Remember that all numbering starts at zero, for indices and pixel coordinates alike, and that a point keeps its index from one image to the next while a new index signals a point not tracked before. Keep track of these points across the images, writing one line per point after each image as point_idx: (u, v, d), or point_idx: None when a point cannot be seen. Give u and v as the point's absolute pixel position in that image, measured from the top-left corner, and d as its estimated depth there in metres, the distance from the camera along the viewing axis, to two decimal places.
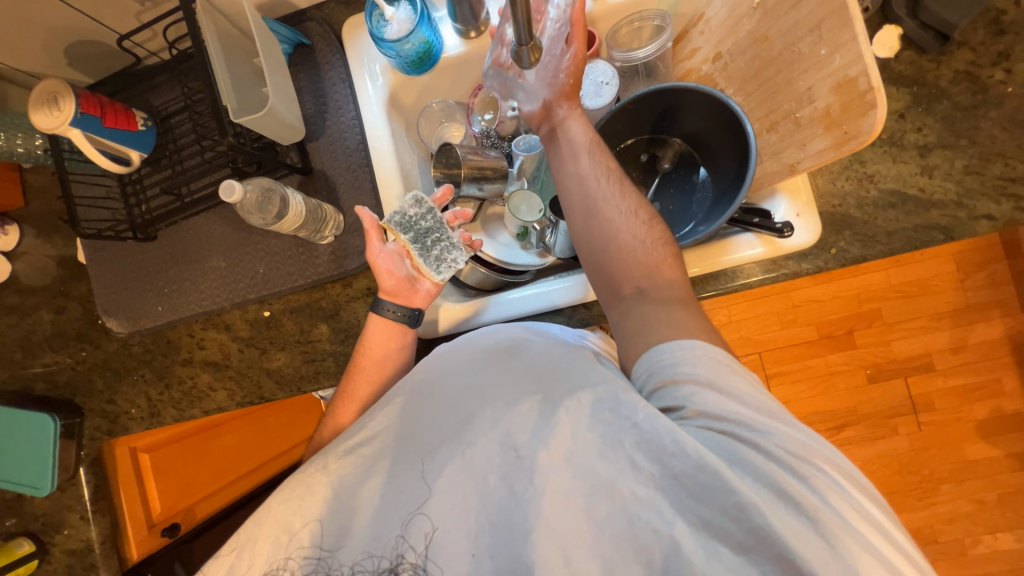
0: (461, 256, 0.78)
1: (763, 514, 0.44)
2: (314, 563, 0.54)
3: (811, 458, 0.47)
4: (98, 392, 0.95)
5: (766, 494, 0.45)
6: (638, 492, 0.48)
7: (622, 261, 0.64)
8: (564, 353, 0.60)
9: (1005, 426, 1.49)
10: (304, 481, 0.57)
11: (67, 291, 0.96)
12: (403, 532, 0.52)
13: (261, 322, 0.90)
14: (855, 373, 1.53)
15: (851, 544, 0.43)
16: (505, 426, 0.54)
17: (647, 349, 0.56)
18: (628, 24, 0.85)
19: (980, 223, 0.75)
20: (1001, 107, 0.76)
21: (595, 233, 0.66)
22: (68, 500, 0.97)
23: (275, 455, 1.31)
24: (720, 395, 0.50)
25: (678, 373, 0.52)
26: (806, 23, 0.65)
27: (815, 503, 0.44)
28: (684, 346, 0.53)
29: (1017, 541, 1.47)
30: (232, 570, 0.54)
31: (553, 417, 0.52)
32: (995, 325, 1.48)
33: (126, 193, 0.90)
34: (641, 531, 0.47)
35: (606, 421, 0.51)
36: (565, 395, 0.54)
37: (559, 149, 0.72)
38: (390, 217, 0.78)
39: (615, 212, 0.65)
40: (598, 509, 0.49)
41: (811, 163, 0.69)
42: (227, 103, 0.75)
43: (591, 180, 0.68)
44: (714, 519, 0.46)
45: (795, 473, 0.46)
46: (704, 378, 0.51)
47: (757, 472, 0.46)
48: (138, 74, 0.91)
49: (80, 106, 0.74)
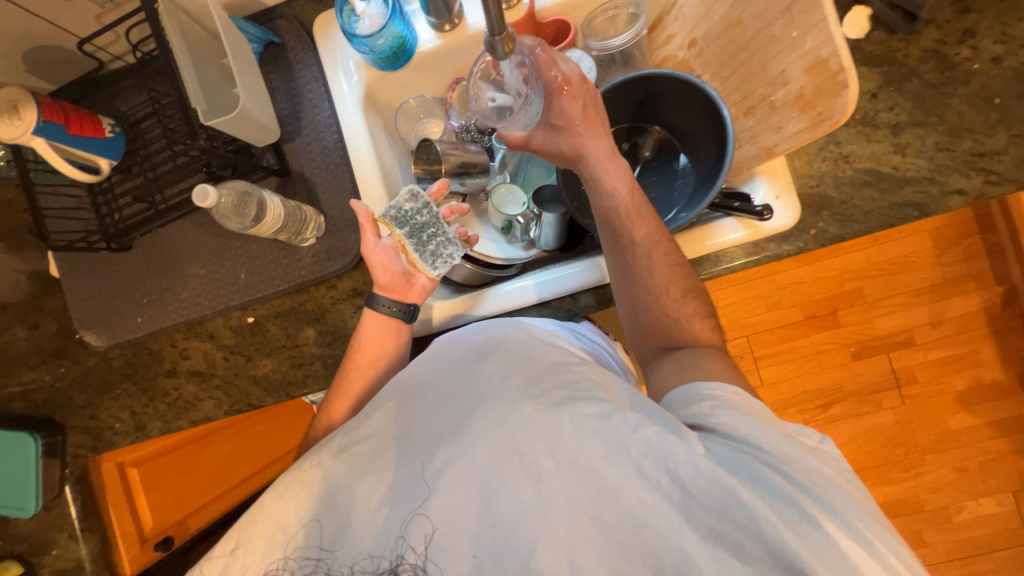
0: (455, 247, 0.77)
1: (776, 527, 0.45)
2: (314, 564, 0.53)
3: (829, 486, 0.49)
4: (80, 408, 0.93)
5: (787, 512, 0.46)
6: (645, 499, 0.48)
7: (650, 330, 0.68)
8: (566, 363, 0.60)
9: (984, 396, 1.53)
10: (297, 477, 0.57)
11: (42, 305, 0.93)
12: (403, 532, 0.52)
13: (246, 328, 0.89)
14: (839, 351, 1.56)
15: (869, 562, 0.45)
16: (508, 429, 0.53)
17: (685, 383, 0.59)
18: (603, 12, 0.84)
19: (953, 198, 0.77)
20: (968, 84, 0.77)
21: (626, 300, 0.70)
22: (54, 521, 0.95)
23: (269, 462, 1.30)
24: (750, 424, 0.52)
25: (713, 402, 0.55)
26: (777, 6, 0.65)
27: (833, 525, 0.46)
28: (723, 385, 0.56)
29: (999, 506, 1.52)
30: (226, 569, 0.54)
31: (559, 423, 0.52)
32: (971, 297, 1.52)
33: (97, 203, 0.87)
34: (649, 538, 0.47)
35: (612, 434, 0.50)
36: (568, 401, 0.53)
37: (600, 209, 0.72)
38: (386, 212, 0.77)
39: (648, 287, 0.67)
40: (604, 515, 0.49)
41: (788, 146, 0.70)
42: (197, 106, 0.73)
43: (622, 249, 0.70)
44: (723, 529, 0.46)
45: (814, 497, 0.48)
46: (738, 411, 0.54)
47: (778, 490, 0.47)
48: (104, 79, 0.88)
49: (42, 113, 0.72)
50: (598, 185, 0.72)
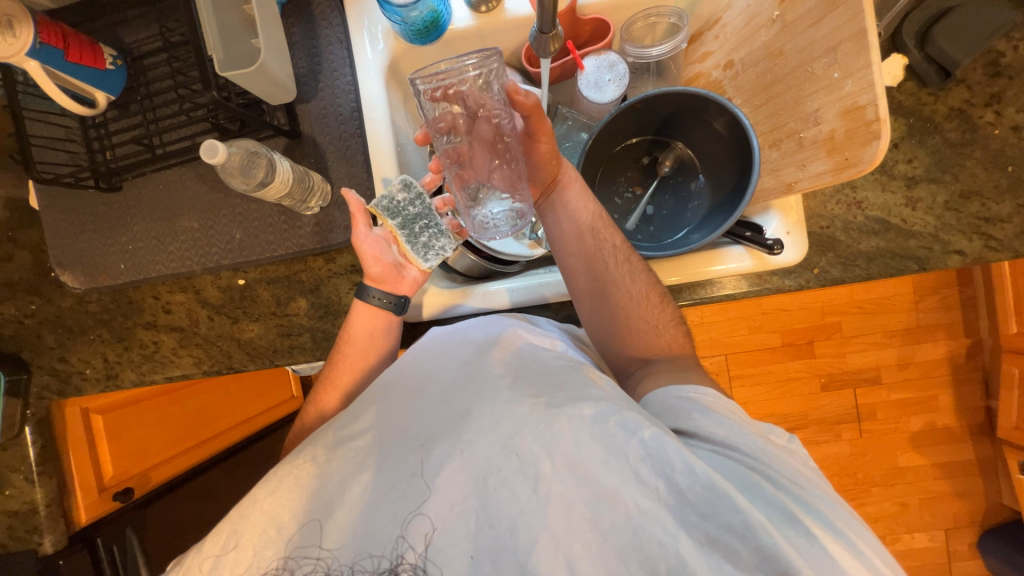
0: (444, 241, 0.76)
1: (771, 533, 0.47)
2: (314, 564, 0.52)
3: (811, 491, 0.52)
4: (49, 348, 0.89)
5: (775, 516, 0.49)
6: (642, 504, 0.49)
7: (632, 342, 0.72)
8: (561, 364, 0.61)
9: (935, 439, 1.62)
10: (291, 473, 0.56)
11: (16, 237, 0.88)
12: (403, 531, 0.51)
13: (235, 290, 0.86)
14: (810, 380, 1.61)
15: (853, 562, 0.48)
16: (505, 428, 0.53)
17: (659, 389, 0.63)
18: (644, 18, 0.82)
19: (952, 257, 0.79)
20: (986, 147, 0.79)
21: (603, 317, 0.72)
22: (9, 460, 0.87)
23: (240, 421, 1.31)
24: (728, 428, 0.56)
25: (692, 405, 0.59)
26: (823, 44, 0.64)
27: (819, 527, 0.49)
28: (697, 389, 0.61)
29: (930, 541, 1.62)
30: (216, 565, 0.53)
31: (555, 422, 0.52)
32: (940, 345, 1.59)
33: (89, 137, 0.82)
34: (647, 543, 0.48)
35: (607, 436, 0.51)
36: (566, 402, 0.54)
37: (563, 228, 0.75)
38: (377, 201, 0.75)
39: (625, 296, 0.71)
40: (602, 519, 0.49)
41: (808, 185, 0.71)
42: (212, 54, 0.69)
43: (598, 257, 0.72)
44: (720, 536, 0.48)
45: (797, 500, 0.51)
46: (715, 413, 0.57)
47: (765, 496, 0.50)
48: (109, 4, 0.82)
49: (38, 34, 0.67)
50: (566, 205, 0.76)
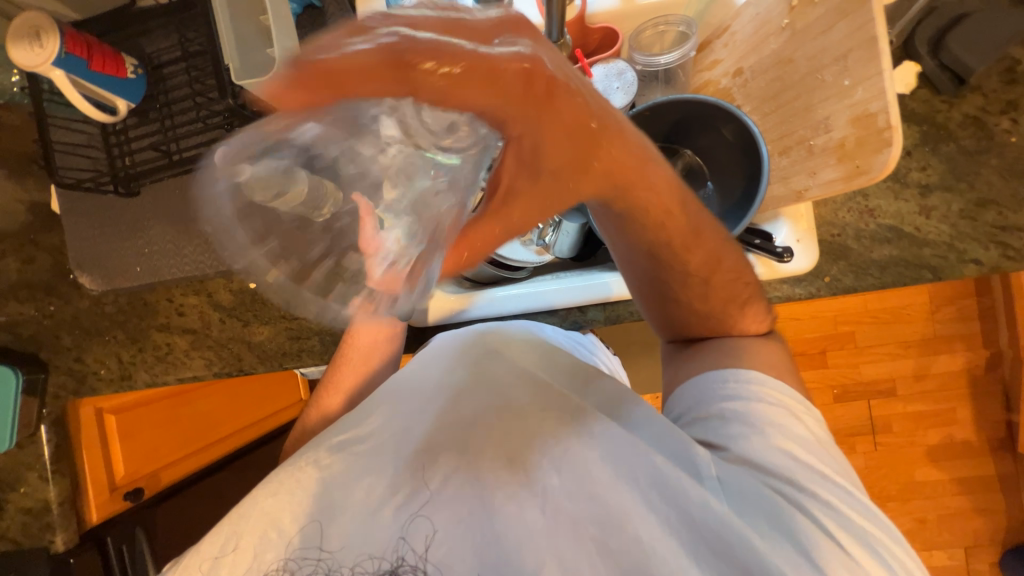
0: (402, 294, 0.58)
1: (772, 560, 0.49)
2: (314, 565, 0.53)
3: (838, 514, 0.52)
4: (65, 349, 0.91)
5: (785, 541, 0.50)
6: (648, 529, 0.52)
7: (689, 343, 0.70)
8: (576, 381, 0.63)
9: (953, 453, 1.57)
10: (293, 475, 0.56)
11: (38, 240, 0.91)
12: (403, 533, 0.53)
13: (247, 293, 0.87)
14: (822, 390, 1.59)
15: None
16: (519, 450, 0.56)
17: (705, 375, 0.62)
18: (653, 27, 0.83)
19: (967, 267, 0.78)
20: (1002, 155, 0.77)
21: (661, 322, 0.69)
22: (27, 459, 0.88)
23: (249, 424, 1.34)
24: (765, 439, 0.55)
25: (730, 408, 0.58)
26: (833, 51, 0.64)
27: (834, 554, 0.49)
28: (747, 379, 0.59)
29: (949, 559, 1.57)
30: (213, 568, 0.53)
31: (567, 445, 0.56)
32: (958, 357, 1.55)
33: (109, 143, 0.84)
34: (649, 565, 0.51)
35: (617, 462, 0.55)
36: (578, 425, 0.57)
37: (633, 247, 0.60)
38: None
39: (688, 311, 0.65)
40: (608, 542, 0.52)
41: (819, 193, 0.70)
42: (230, 64, 0.71)
43: (670, 278, 0.63)
44: (722, 561, 0.50)
45: (819, 524, 0.51)
46: (752, 423, 0.57)
47: (780, 520, 0.51)
48: (131, 15, 0.84)
49: (64, 44, 0.69)
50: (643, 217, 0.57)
